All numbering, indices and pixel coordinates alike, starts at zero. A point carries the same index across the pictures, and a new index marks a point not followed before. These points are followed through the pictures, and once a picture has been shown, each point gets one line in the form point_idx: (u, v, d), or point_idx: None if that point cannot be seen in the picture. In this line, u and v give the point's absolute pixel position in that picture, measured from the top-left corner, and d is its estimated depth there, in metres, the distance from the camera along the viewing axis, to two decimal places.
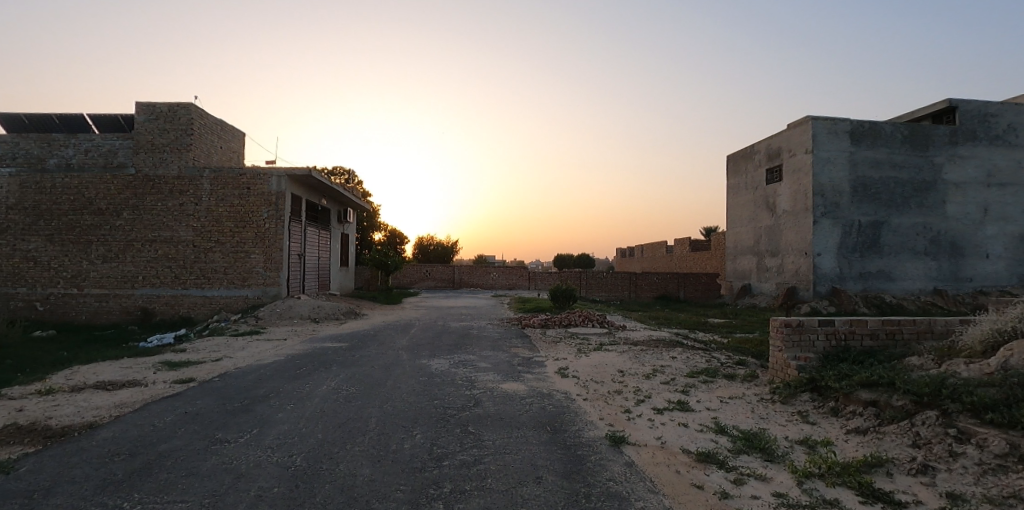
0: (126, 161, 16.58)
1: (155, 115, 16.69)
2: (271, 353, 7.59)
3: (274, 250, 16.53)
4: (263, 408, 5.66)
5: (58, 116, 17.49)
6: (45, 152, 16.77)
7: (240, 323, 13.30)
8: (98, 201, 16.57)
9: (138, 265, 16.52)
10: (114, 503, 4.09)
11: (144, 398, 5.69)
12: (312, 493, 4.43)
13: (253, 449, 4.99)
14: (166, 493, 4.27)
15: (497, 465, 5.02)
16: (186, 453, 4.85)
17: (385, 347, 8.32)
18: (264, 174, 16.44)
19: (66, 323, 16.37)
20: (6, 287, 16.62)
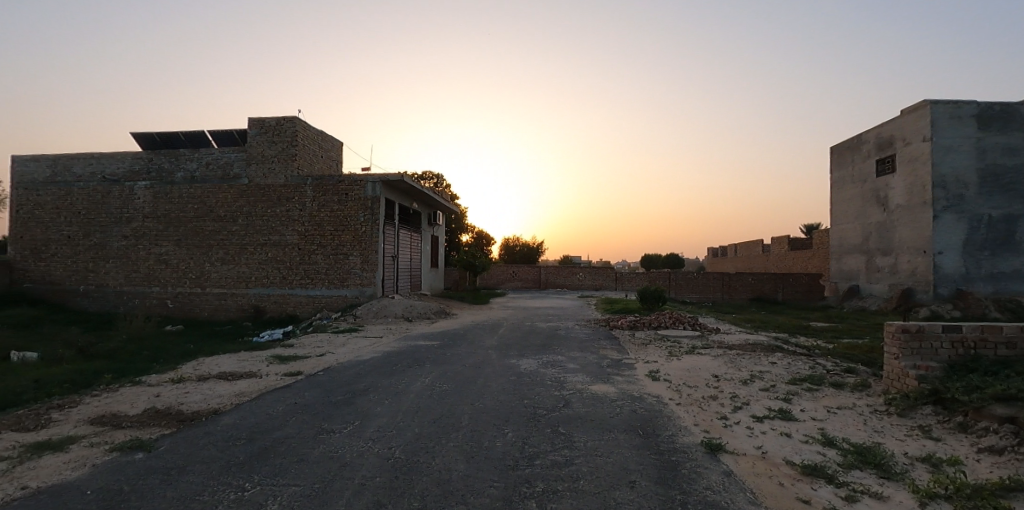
0: (241, 172, 18.13)
1: (264, 129, 18.01)
2: (369, 350, 7.96)
3: (370, 252, 17.40)
4: (362, 402, 5.88)
5: (184, 134, 19.49)
6: (174, 166, 18.63)
7: (340, 320, 14.10)
8: (217, 209, 18.23)
9: (252, 267, 17.99)
10: (238, 486, 4.64)
11: (258, 388, 6.14)
12: (409, 485, 4.63)
13: (356, 440, 5.28)
14: (280, 477, 4.76)
15: (589, 467, 4.95)
16: (296, 440, 5.23)
17: (474, 346, 8.46)
18: (360, 180, 17.38)
19: (192, 318, 18.11)
20: (143, 286, 18.66)
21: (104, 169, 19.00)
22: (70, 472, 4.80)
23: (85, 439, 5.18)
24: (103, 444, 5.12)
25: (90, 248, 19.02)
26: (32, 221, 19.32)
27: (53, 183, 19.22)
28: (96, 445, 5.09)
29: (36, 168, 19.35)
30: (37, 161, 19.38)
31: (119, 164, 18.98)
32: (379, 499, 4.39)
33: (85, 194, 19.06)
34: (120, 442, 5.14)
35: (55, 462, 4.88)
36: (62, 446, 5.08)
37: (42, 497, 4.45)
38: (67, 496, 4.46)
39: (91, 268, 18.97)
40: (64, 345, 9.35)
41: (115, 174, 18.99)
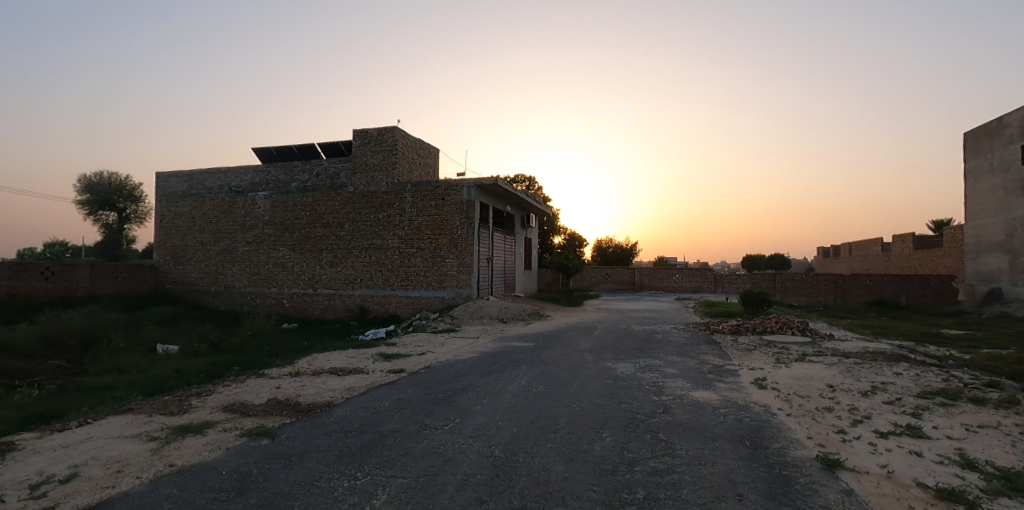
0: (346, 181, 19.32)
1: (367, 139, 19.16)
2: (466, 350, 8.20)
3: (466, 254, 17.90)
4: (462, 400, 6.06)
5: (297, 147, 21.09)
6: (288, 178, 20.15)
7: (438, 321, 14.69)
8: (326, 216, 19.59)
9: (357, 269, 19.17)
10: (350, 475, 4.95)
11: (366, 384, 6.51)
12: (510, 483, 4.69)
13: (457, 436, 5.44)
14: (388, 469, 5.00)
15: (692, 477, 4.75)
16: (401, 434, 5.49)
17: (569, 348, 8.46)
18: (456, 185, 17.95)
19: (305, 317, 19.61)
20: (263, 287, 20.49)
21: (230, 182, 20.99)
22: (207, 453, 5.36)
23: (218, 425, 5.76)
24: (233, 430, 5.66)
25: (219, 253, 21.18)
26: (173, 229, 21.83)
27: (190, 196, 21.56)
28: (228, 430, 5.64)
29: (176, 183, 21.78)
30: (176, 176, 21.79)
31: (242, 178, 20.83)
32: (481, 495, 4.48)
33: (215, 205, 21.20)
34: (247, 428, 5.66)
35: (195, 443, 5.47)
36: (200, 429, 5.68)
37: (186, 476, 5.03)
38: (206, 475, 5.00)
39: (221, 271, 21.12)
40: (209, 338, 10.46)
41: (239, 186, 20.89)
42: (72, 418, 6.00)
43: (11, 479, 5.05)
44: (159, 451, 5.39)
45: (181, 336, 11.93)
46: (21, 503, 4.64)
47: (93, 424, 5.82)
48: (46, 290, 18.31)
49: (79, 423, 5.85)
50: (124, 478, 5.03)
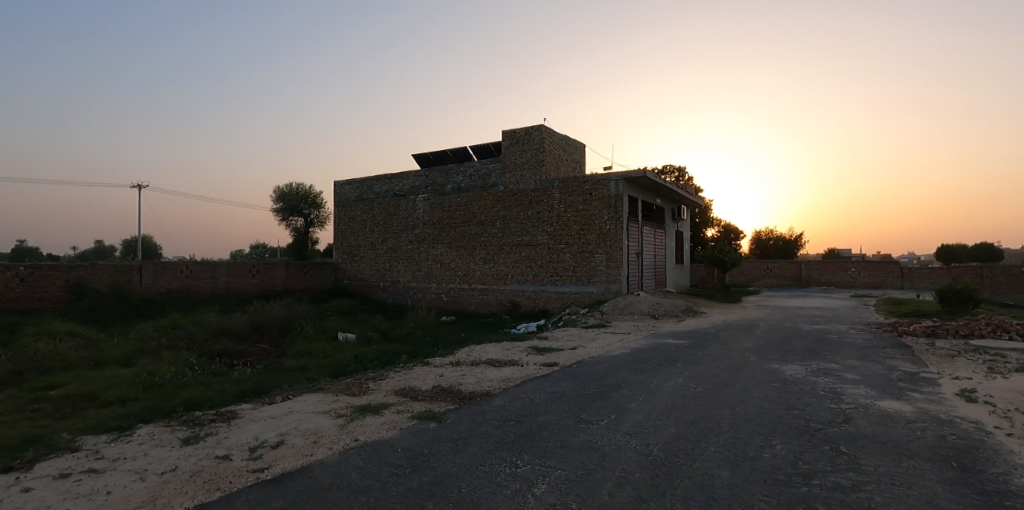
0: (497, 181, 19.68)
1: (516, 139, 19.31)
2: (618, 346, 8.23)
3: (615, 249, 17.26)
4: (617, 397, 6.13)
5: (451, 152, 22.43)
6: (445, 180, 21.13)
7: (588, 316, 14.92)
8: (479, 215, 20.12)
9: (508, 265, 19.36)
10: (511, 462, 5.14)
11: (522, 376, 6.84)
12: (671, 485, 4.53)
13: (614, 433, 5.46)
14: (547, 460, 5.11)
15: (886, 497, 4.17)
16: (559, 426, 5.64)
17: (728, 347, 8.11)
18: (603, 179, 17.40)
19: (461, 311, 20.34)
20: (423, 283, 21.71)
21: (394, 187, 22.72)
22: (385, 430, 5.97)
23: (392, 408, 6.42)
24: (405, 412, 6.25)
25: (386, 252, 23.02)
26: (349, 231, 24.18)
27: (361, 200, 23.74)
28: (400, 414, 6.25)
29: (350, 190, 24.21)
30: (350, 184, 24.21)
31: (405, 182, 22.38)
32: (641, 494, 4.40)
33: (382, 208, 23.10)
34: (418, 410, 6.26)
35: (374, 422, 6.12)
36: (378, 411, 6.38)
37: (369, 450, 5.59)
38: (386, 451, 5.52)
39: (387, 268, 22.88)
40: (393, 334, 11.35)
41: (402, 190, 22.47)
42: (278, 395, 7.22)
43: (237, 442, 6.07)
44: (345, 427, 6.12)
45: (357, 326, 13.54)
46: (245, 464, 5.54)
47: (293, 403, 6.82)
48: (252, 284, 21.39)
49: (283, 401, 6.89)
50: (320, 448, 5.72)
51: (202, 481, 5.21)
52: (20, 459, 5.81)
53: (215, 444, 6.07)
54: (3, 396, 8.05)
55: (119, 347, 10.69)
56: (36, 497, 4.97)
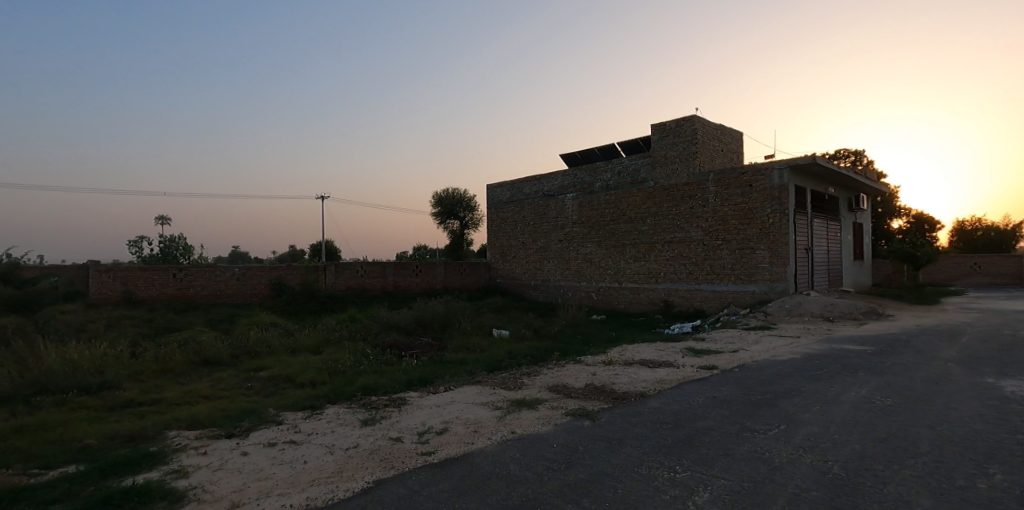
0: (647, 176, 19.05)
1: (666, 132, 18.35)
2: (785, 350, 7.96)
3: (781, 245, 15.63)
4: (786, 405, 5.78)
5: (599, 148, 21.61)
6: (593, 178, 20.95)
7: (749, 317, 14.04)
8: (629, 212, 19.64)
9: (661, 263, 18.63)
10: (671, 467, 4.98)
11: (677, 377, 7.08)
12: (857, 507, 4.01)
13: (784, 445, 5.05)
14: (709, 468, 4.87)
15: None
16: (721, 434, 5.40)
17: (925, 357, 7.13)
18: (765, 168, 15.92)
19: (612, 310, 19.94)
20: (574, 281, 21.74)
21: (543, 188, 23.09)
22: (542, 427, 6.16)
23: (544, 406, 6.63)
24: (559, 411, 6.44)
25: (537, 251, 23.44)
26: (502, 232, 25.15)
27: (512, 202, 24.54)
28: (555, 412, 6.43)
29: (502, 192, 25.12)
30: (501, 187, 25.14)
31: (553, 183, 22.65)
32: None
33: (532, 209, 23.62)
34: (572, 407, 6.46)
35: (530, 417, 6.36)
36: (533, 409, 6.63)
37: (525, 443, 5.82)
38: (542, 445, 5.69)
39: (538, 267, 23.31)
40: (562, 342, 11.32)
41: (551, 190, 22.73)
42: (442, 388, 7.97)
43: (408, 426, 6.70)
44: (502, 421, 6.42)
45: (509, 324, 14.42)
46: (414, 446, 6.02)
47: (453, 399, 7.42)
48: (417, 283, 23.19)
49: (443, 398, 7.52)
50: (480, 438, 6.09)
51: (380, 458, 5.77)
52: (240, 428, 7.00)
53: (389, 427, 6.76)
54: (228, 374, 9.88)
55: (310, 337, 12.60)
56: (254, 460, 5.92)
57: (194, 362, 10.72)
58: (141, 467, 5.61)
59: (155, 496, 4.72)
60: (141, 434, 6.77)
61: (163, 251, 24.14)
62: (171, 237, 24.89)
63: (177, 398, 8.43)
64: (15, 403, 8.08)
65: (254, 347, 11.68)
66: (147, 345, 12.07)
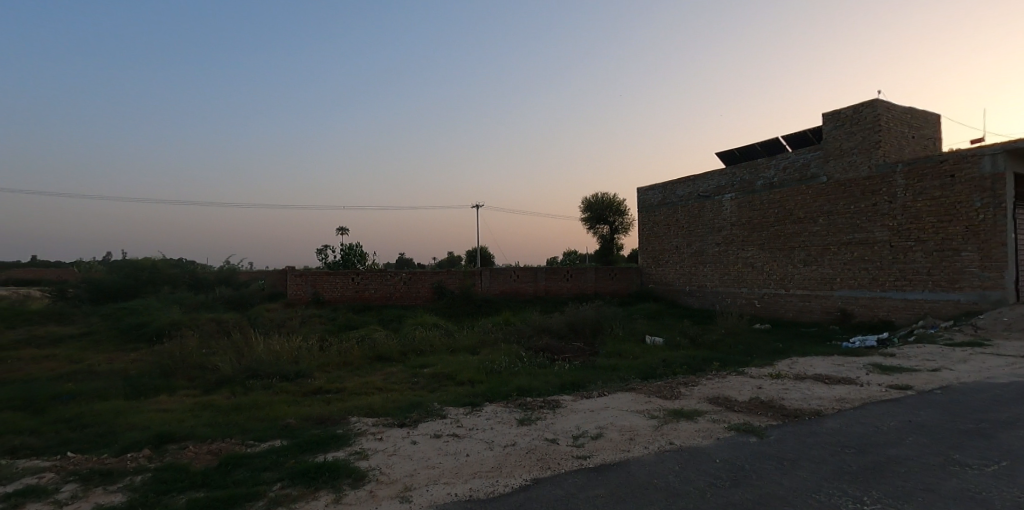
0: (818, 171, 17.13)
1: (841, 121, 16.37)
2: (1006, 372, 6.74)
3: (994, 246, 12.86)
4: (1007, 438, 4.90)
5: (760, 144, 20.16)
6: (754, 176, 19.47)
7: (953, 332, 11.92)
8: (797, 211, 17.83)
9: (835, 268, 16.57)
10: (854, 496, 4.51)
11: (861, 397, 6.60)
12: None
13: (1006, 484, 4.29)
14: (904, 500, 4.31)
15: None
16: (919, 465, 4.75)
17: None
18: (972, 155, 13.29)
19: (778, 319, 18.28)
20: (733, 288, 20.30)
21: (698, 188, 21.98)
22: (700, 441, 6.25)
23: (702, 420, 6.92)
24: (718, 426, 6.58)
25: (691, 255, 22.38)
26: (654, 236, 24.51)
27: (665, 205, 23.74)
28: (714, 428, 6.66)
29: (654, 195, 24.46)
30: (653, 189, 24.49)
31: (710, 182, 21.45)
32: None
33: (686, 211, 22.60)
34: (732, 423, 6.65)
35: (688, 429, 6.58)
36: (689, 423, 6.95)
37: (684, 455, 5.78)
38: (703, 459, 5.59)
39: (694, 271, 22.24)
40: (730, 358, 10.60)
41: (707, 191, 21.57)
42: (596, 396, 8.41)
43: (563, 428, 7.04)
44: (657, 432, 6.60)
45: (663, 331, 14.14)
46: (569, 449, 6.29)
47: (607, 412, 7.61)
48: (568, 288, 23.64)
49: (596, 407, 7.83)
50: (636, 446, 6.18)
51: (538, 457, 6.14)
52: (409, 418, 7.88)
53: (543, 428, 7.14)
54: (396, 370, 11.21)
55: (467, 338, 13.71)
56: (421, 449, 6.61)
57: (369, 358, 12.34)
58: (329, 447, 6.61)
59: (342, 474, 5.51)
60: (328, 418, 7.93)
61: (344, 258, 28.07)
62: (351, 245, 28.79)
63: (356, 388, 9.79)
64: (236, 384, 10.15)
65: (418, 346, 13.09)
66: (332, 340, 14.19)
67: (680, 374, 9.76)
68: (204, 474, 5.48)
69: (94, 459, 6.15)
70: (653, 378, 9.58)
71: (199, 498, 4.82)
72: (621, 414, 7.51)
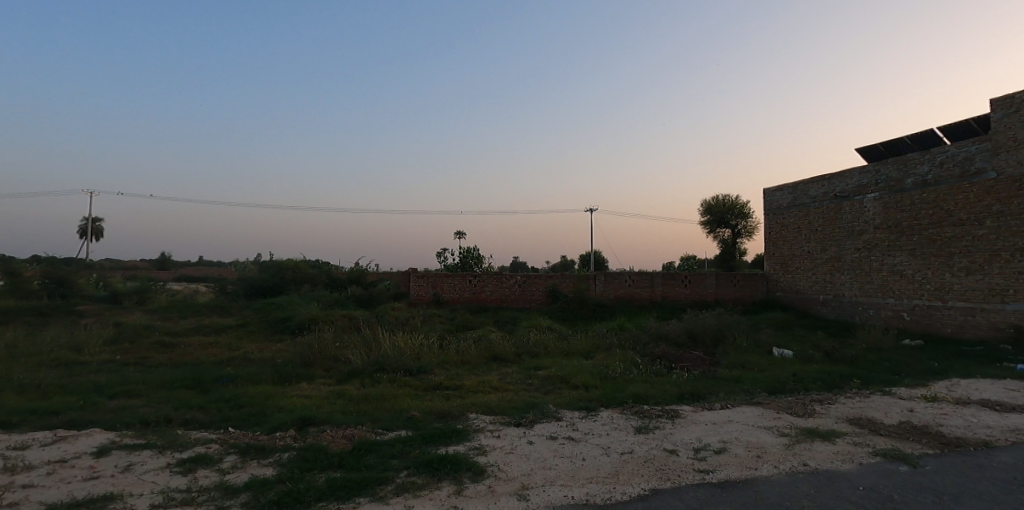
0: (986, 165, 14.61)
1: (1015, 107, 13.87)
2: None
3: None
4: None
5: (909, 137, 17.71)
6: (903, 173, 17.11)
7: None
8: (958, 212, 15.35)
9: (1007, 278, 14.06)
10: None
11: None
12: None
13: None
14: None
15: None
16: None
17: None
18: None
19: (932, 335, 15.87)
20: (877, 298, 18.00)
21: (834, 188, 19.76)
22: (839, 464, 5.84)
23: (842, 442, 6.51)
24: (861, 450, 6.23)
25: (826, 261, 20.24)
26: (782, 240, 22.54)
27: (794, 207, 21.73)
28: (855, 452, 6.17)
29: (781, 196, 22.51)
30: (781, 190, 22.54)
31: (848, 181, 19.24)
32: None
33: (820, 213, 20.48)
34: (879, 448, 6.23)
35: (824, 451, 6.27)
36: (826, 444, 6.51)
37: (822, 479, 5.48)
38: (843, 485, 5.24)
39: (829, 279, 20.09)
40: (876, 376, 9.56)
41: (845, 190, 19.34)
42: (718, 409, 8.21)
43: (683, 440, 7.00)
44: (788, 452, 6.31)
45: (794, 343, 13.09)
46: (690, 462, 6.23)
47: (731, 426, 7.38)
48: (686, 294, 22.70)
49: (718, 421, 7.62)
50: (764, 465, 5.96)
51: (657, 467, 6.17)
52: (525, 419, 8.31)
53: (662, 438, 7.14)
54: (513, 370, 11.79)
55: (582, 342, 13.92)
56: (538, 449, 6.99)
57: (487, 357, 13.12)
58: (450, 440, 7.25)
59: (464, 467, 6.06)
60: (449, 413, 8.65)
61: (462, 261, 29.74)
62: (468, 249, 30.31)
63: (474, 386, 10.50)
64: (366, 376, 11.41)
65: (534, 348, 13.59)
66: (451, 339, 15.24)
67: (814, 391, 9.06)
68: (340, 456, 6.36)
69: (249, 435, 7.42)
70: (781, 393, 9.01)
71: (336, 478, 5.63)
72: (747, 430, 7.24)
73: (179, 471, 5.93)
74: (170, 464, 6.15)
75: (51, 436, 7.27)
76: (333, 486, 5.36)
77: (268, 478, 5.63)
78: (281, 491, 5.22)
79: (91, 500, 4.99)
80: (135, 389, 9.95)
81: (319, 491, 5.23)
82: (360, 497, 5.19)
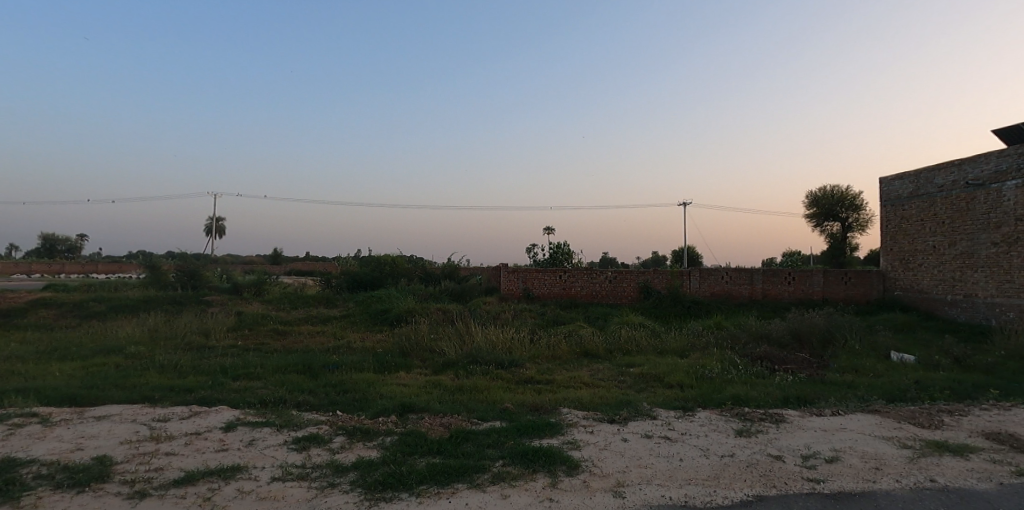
0: None
1: None
2: None
3: None
4: None
5: None
6: None
7: None
8: None
9: None
10: None
11: None
12: None
13: None
14: None
15: None
16: None
17: None
18: None
19: None
20: (1018, 299, 15.65)
21: (967, 175, 17.44)
22: (974, 483, 5.38)
23: (977, 459, 6.00)
24: (1002, 469, 5.72)
25: (955, 257, 17.94)
26: (902, 233, 20.30)
27: (917, 197, 19.44)
28: (995, 470, 5.67)
29: (901, 185, 20.23)
30: (902, 178, 20.25)
31: (983, 166, 16.86)
32: None
33: (948, 203, 18.14)
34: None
35: (956, 467, 5.81)
36: (958, 460, 5.99)
37: (953, 497, 5.13)
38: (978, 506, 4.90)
39: (958, 278, 17.82)
40: (1020, 390, 8.47)
41: (980, 178, 16.99)
42: (829, 415, 7.80)
43: (791, 445, 6.79)
44: (912, 465, 5.91)
45: (919, 349, 11.84)
46: (798, 469, 6.05)
47: (843, 435, 7.01)
48: (790, 292, 21.27)
49: (830, 428, 7.27)
50: (883, 478, 5.65)
51: (761, 472, 6.06)
52: (620, 415, 8.46)
53: (766, 442, 6.97)
54: (604, 367, 11.91)
55: (675, 340, 13.68)
56: (633, 447, 7.14)
57: (577, 353, 13.37)
58: (544, 433, 7.64)
59: (559, 460, 6.41)
60: (542, 406, 9.03)
61: (552, 256, 30.10)
62: (558, 245, 30.48)
63: (565, 381, 10.79)
64: (460, 367, 12.17)
65: (625, 345, 13.59)
66: (541, 334, 15.67)
67: (940, 401, 8.25)
68: (438, 442, 6.98)
69: (356, 418, 8.33)
70: (901, 402, 8.31)
71: (435, 463, 6.23)
72: (863, 439, 6.84)
73: (294, 448, 6.88)
74: (287, 441, 7.15)
75: (188, 410, 8.69)
76: (434, 471, 5.94)
77: (373, 459, 6.36)
78: (386, 472, 5.88)
79: (222, 469, 6.00)
80: (257, 373, 11.46)
81: (420, 475, 5.83)
82: (458, 483, 5.72)
